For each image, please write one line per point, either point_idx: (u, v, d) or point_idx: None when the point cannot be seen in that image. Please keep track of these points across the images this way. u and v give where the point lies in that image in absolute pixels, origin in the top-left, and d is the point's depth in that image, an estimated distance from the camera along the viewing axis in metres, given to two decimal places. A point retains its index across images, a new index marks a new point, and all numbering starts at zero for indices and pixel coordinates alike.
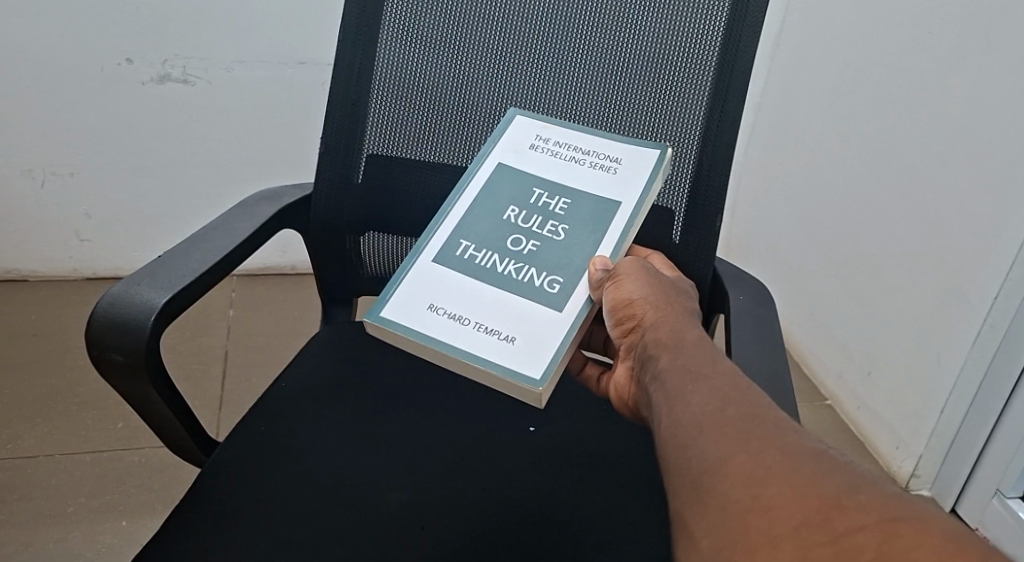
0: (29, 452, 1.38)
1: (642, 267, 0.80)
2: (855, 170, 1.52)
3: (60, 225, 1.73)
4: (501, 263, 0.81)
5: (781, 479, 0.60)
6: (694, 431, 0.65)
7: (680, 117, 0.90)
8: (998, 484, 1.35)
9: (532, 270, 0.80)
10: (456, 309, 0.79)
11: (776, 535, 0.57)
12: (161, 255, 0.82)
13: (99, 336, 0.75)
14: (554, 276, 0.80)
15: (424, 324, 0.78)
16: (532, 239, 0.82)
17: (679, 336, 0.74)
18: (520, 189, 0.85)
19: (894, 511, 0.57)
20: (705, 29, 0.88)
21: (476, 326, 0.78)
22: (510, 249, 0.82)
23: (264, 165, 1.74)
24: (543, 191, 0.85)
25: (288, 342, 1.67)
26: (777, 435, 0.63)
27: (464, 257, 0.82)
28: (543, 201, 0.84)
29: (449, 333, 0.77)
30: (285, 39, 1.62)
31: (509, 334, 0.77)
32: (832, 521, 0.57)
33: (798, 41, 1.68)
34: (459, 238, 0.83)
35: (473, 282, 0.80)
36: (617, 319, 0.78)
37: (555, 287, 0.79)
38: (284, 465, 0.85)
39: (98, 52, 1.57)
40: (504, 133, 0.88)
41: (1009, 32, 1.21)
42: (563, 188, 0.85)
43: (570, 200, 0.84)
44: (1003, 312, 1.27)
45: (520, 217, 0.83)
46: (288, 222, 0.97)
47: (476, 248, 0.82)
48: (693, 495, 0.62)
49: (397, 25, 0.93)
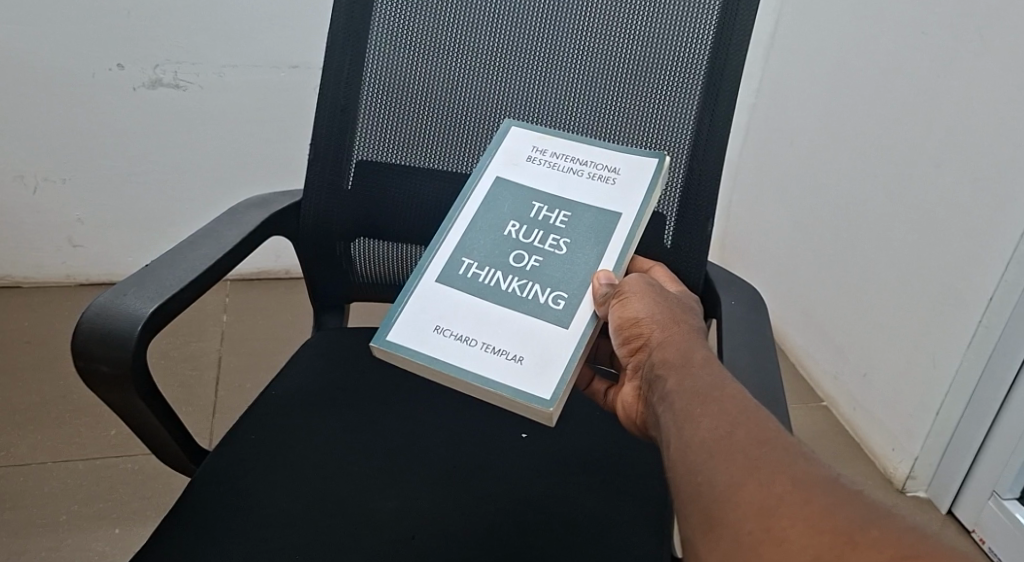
0: (22, 460, 1.38)
1: (647, 284, 0.79)
2: (849, 169, 1.52)
3: (53, 231, 1.73)
4: (505, 280, 0.81)
5: (792, 510, 0.61)
6: (705, 458, 0.65)
7: (670, 125, 0.90)
8: (995, 486, 1.34)
9: (537, 286, 0.80)
10: (463, 330, 0.79)
11: None
12: (148, 265, 0.81)
13: (85, 347, 0.75)
14: (558, 291, 0.79)
15: (432, 347, 0.78)
16: (534, 255, 0.82)
17: (686, 356, 0.73)
18: (520, 204, 0.84)
19: (907, 549, 0.58)
20: (695, 35, 0.87)
21: (483, 346, 0.77)
22: (513, 266, 0.81)
23: (257, 169, 1.74)
24: (542, 205, 0.84)
25: (284, 346, 1.66)
26: (787, 463, 0.63)
27: (468, 276, 0.81)
28: (542, 214, 0.83)
29: (458, 355, 0.77)
30: (278, 43, 1.61)
31: (517, 353, 0.77)
32: (843, 555, 0.58)
33: (792, 41, 1.68)
34: (462, 256, 0.83)
35: (479, 302, 0.80)
36: (623, 337, 0.77)
37: (560, 302, 0.79)
38: (276, 477, 0.84)
39: (89, 57, 1.56)
40: (502, 145, 0.88)
41: (1002, 32, 1.21)
42: (562, 201, 0.84)
43: (569, 212, 0.83)
44: (998, 313, 1.26)
45: (521, 233, 0.83)
46: (277, 229, 0.96)
47: (480, 266, 0.82)
48: (705, 522, 0.63)
49: (386, 30, 0.93)
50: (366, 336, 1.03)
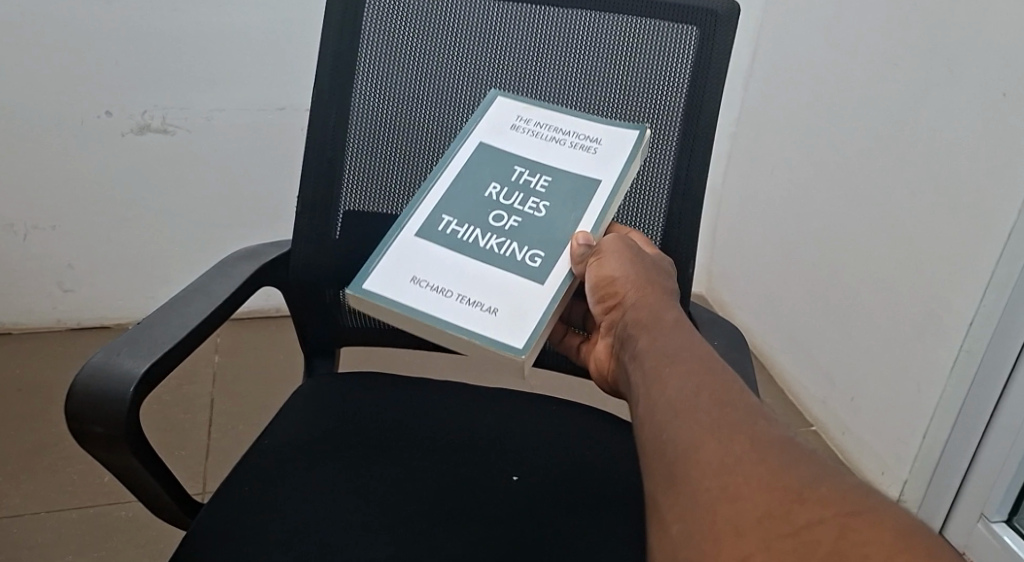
0: (17, 510, 1.38)
1: (624, 244, 0.82)
2: (830, 199, 1.55)
3: (43, 277, 1.73)
4: (483, 238, 0.84)
5: (748, 467, 0.61)
6: (670, 414, 0.66)
7: (648, 172, 0.93)
8: (982, 508, 1.35)
9: (515, 244, 0.83)
10: (438, 282, 0.82)
11: (740, 523, 0.59)
12: (139, 321, 0.83)
13: (79, 409, 0.76)
14: (536, 250, 0.83)
15: (406, 296, 0.81)
16: (514, 215, 0.85)
17: (658, 316, 0.76)
18: (502, 168, 0.87)
19: (851, 504, 0.58)
20: (672, 80, 0.91)
21: (459, 297, 0.81)
22: (492, 225, 0.84)
23: (248, 212, 1.76)
24: (524, 169, 0.87)
25: (276, 387, 1.67)
26: (748, 424, 0.64)
27: (447, 232, 0.84)
28: (524, 178, 0.86)
29: (432, 304, 0.80)
30: (264, 87, 1.64)
31: (493, 305, 0.80)
32: (793, 513, 0.58)
33: (770, 72, 1.72)
34: (441, 214, 0.86)
35: (455, 253, 0.83)
36: (600, 295, 0.80)
37: (537, 260, 0.82)
38: (268, 526, 0.85)
39: (78, 105, 1.58)
40: (484, 116, 0.90)
41: (969, 64, 1.25)
42: (543, 166, 0.87)
43: (550, 176, 0.86)
44: (980, 338, 1.28)
45: (502, 195, 0.86)
46: (267, 279, 0.98)
47: (459, 224, 0.85)
48: (666, 479, 0.64)
49: (369, 88, 0.95)
50: (358, 381, 1.05)
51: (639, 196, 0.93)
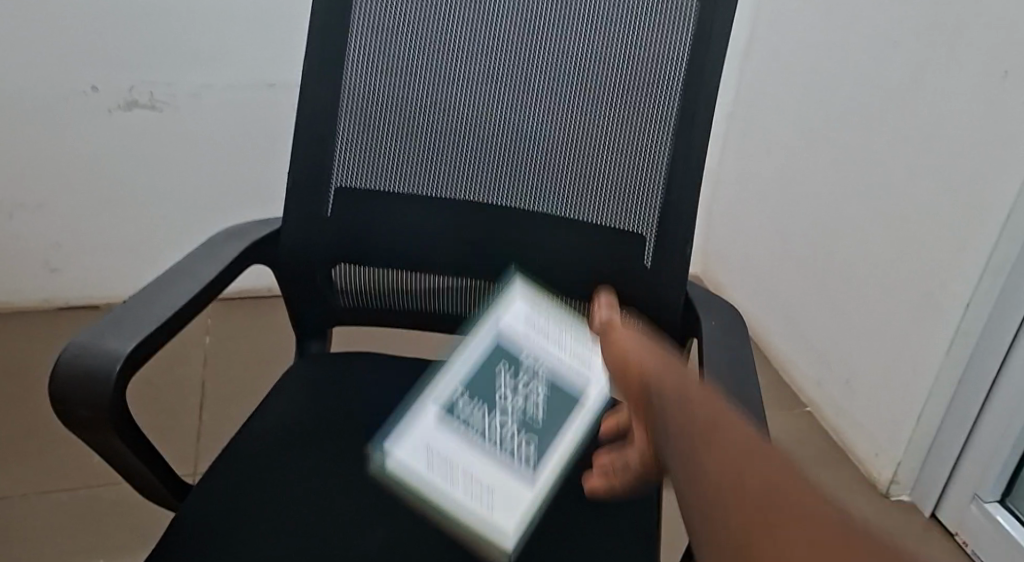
0: (4, 492, 1.36)
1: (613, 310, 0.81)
2: (827, 179, 1.53)
3: (31, 256, 1.71)
4: (490, 423, 0.84)
5: (744, 460, 0.54)
6: (673, 391, 0.60)
7: (646, 152, 0.90)
8: (976, 488, 1.34)
9: (519, 441, 0.84)
10: (448, 448, 0.82)
11: (721, 510, 0.51)
12: (125, 301, 0.81)
13: (62, 391, 0.74)
14: (534, 449, 0.85)
15: (420, 473, 0.81)
16: (517, 403, 0.85)
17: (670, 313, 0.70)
18: (498, 381, 0.86)
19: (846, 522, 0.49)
20: (671, 54, 0.87)
21: (470, 463, 0.81)
22: (497, 408, 0.84)
23: (238, 190, 1.73)
24: (521, 382, 0.86)
25: (268, 369, 1.65)
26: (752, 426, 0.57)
27: (455, 427, 0.84)
28: (522, 388, 0.86)
29: (443, 472, 0.80)
30: (253, 63, 1.61)
31: (502, 465, 0.81)
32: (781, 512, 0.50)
33: (767, 50, 1.70)
34: (447, 409, 0.86)
35: (466, 437, 0.82)
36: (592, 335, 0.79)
37: (534, 454, 0.84)
38: (259, 509, 0.83)
39: (62, 81, 1.55)
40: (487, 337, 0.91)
41: (970, 41, 1.23)
42: (538, 382, 0.87)
43: (545, 392, 0.87)
44: (976, 319, 1.27)
45: (504, 394, 0.85)
46: (257, 258, 0.96)
47: (465, 406, 0.85)
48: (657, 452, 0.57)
49: (361, 61, 0.92)
50: (350, 362, 1.04)
51: (636, 176, 0.91)
